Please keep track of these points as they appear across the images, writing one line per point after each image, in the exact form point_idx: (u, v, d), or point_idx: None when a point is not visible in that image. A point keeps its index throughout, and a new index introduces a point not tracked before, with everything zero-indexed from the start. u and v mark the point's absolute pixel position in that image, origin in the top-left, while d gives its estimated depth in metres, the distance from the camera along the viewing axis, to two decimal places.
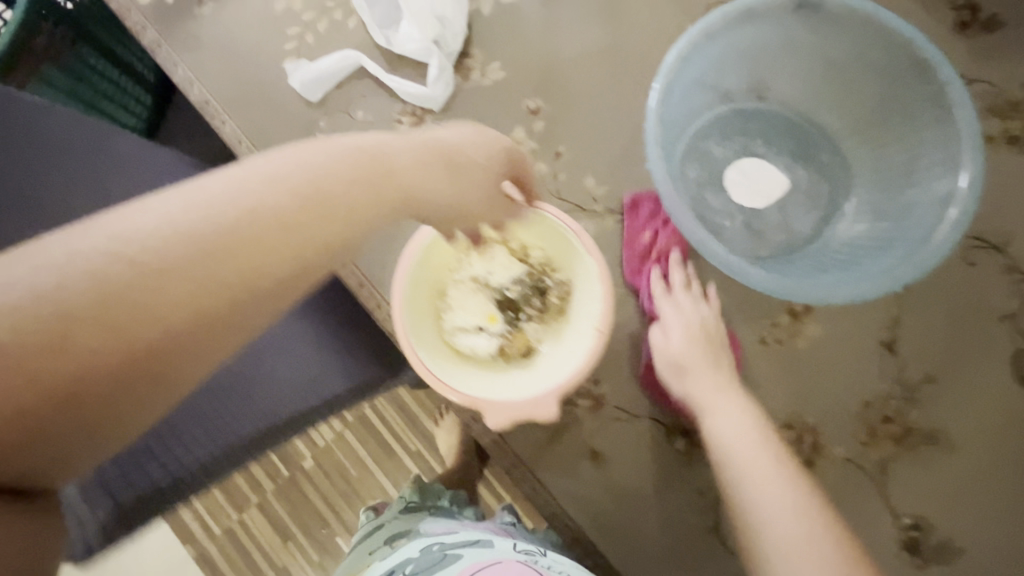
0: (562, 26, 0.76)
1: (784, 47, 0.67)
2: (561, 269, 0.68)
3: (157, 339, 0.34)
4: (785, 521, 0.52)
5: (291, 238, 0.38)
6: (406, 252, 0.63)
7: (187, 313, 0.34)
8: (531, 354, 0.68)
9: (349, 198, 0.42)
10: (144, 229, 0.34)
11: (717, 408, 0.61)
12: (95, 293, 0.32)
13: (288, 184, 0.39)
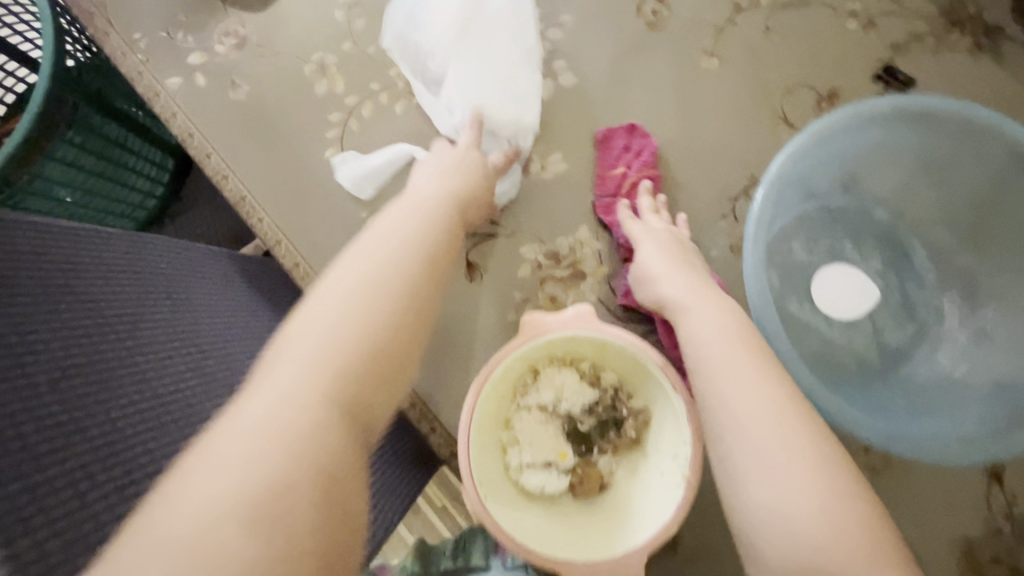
0: (628, 113, 0.71)
1: (889, 150, 0.60)
2: (637, 394, 0.60)
3: (340, 441, 0.36)
4: (788, 480, 0.41)
5: (408, 269, 0.46)
6: (474, 390, 0.55)
7: (352, 404, 0.38)
8: (605, 492, 0.59)
9: (418, 261, 0.46)
10: (278, 392, 0.36)
11: (695, 305, 0.52)
12: (282, 434, 0.35)
13: (381, 250, 0.46)
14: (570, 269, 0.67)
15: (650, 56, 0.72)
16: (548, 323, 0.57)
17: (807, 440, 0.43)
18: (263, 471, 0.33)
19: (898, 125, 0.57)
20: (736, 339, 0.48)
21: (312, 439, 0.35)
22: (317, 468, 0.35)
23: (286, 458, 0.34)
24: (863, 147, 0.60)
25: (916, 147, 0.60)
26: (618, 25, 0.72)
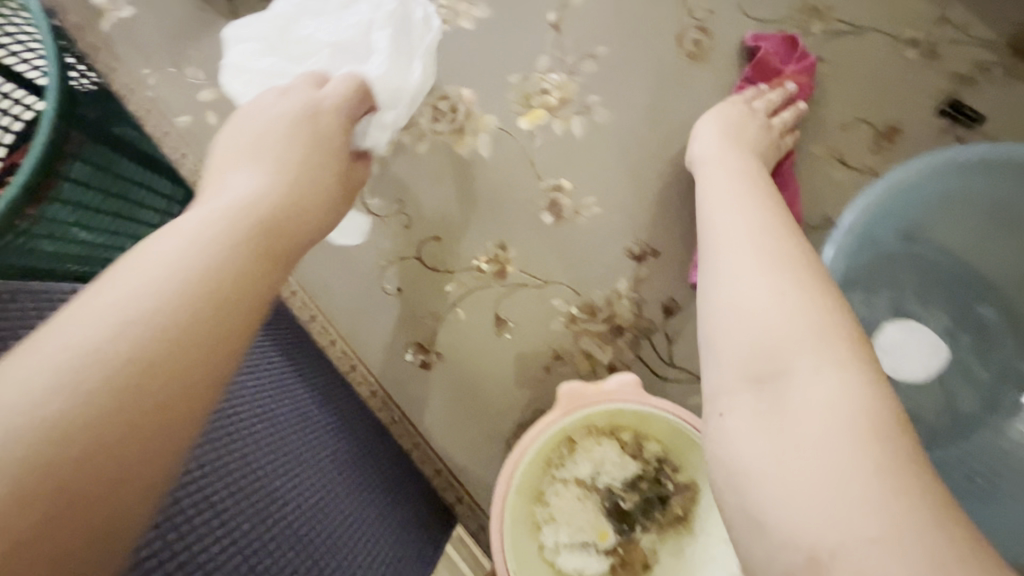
0: (667, 150, 0.65)
1: (964, 197, 0.54)
2: (683, 467, 0.54)
3: (177, 403, 0.24)
4: (769, 325, 0.30)
5: (290, 203, 0.32)
6: (505, 473, 0.50)
7: (206, 341, 0.25)
8: (650, 574, 0.54)
9: (299, 196, 0.33)
10: (97, 320, 0.23)
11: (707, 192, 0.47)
12: (77, 386, 0.22)
13: (255, 171, 0.32)
14: (606, 323, 0.63)
15: (691, 91, 0.67)
16: (588, 394, 0.52)
17: (813, 305, 0.31)
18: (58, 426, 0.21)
19: (980, 170, 0.51)
20: (766, 221, 0.38)
21: (134, 392, 0.23)
22: (108, 446, 0.22)
23: (70, 421, 0.21)
24: (937, 194, 0.54)
25: (995, 195, 0.53)
26: (656, 57, 0.67)
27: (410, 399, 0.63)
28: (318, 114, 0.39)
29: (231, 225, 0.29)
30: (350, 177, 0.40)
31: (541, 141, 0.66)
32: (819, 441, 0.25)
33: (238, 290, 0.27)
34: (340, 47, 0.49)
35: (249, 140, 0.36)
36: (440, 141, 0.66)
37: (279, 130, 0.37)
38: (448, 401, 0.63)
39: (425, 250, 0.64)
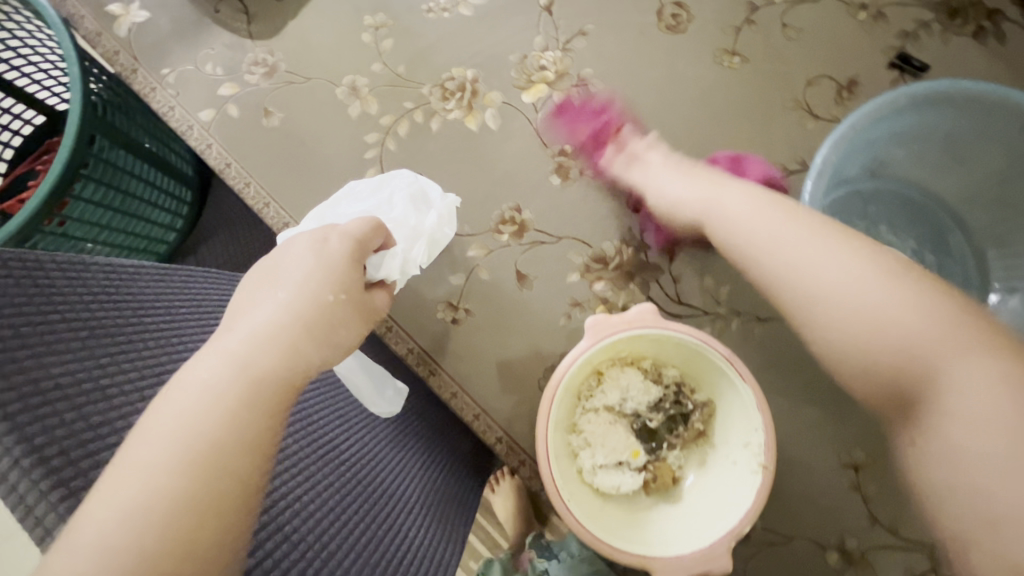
0: (659, 114, 0.73)
1: (916, 132, 0.63)
2: (700, 387, 0.61)
3: (225, 493, 0.30)
4: (864, 298, 0.45)
5: (302, 311, 0.39)
6: (548, 398, 0.55)
7: (238, 446, 0.31)
8: (676, 485, 0.60)
9: (310, 299, 0.40)
10: (179, 424, 0.31)
11: (723, 193, 0.56)
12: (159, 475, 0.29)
13: (285, 287, 0.40)
14: (617, 270, 0.68)
15: (673, 58, 0.74)
16: (613, 324, 0.57)
17: (924, 313, 0.44)
18: (152, 523, 0.28)
19: (926, 109, 0.60)
20: (799, 223, 0.50)
21: (192, 496, 0.29)
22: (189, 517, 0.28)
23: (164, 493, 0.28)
24: (893, 132, 0.62)
25: (941, 129, 0.62)
26: (640, 30, 0.74)
27: (441, 356, 0.67)
28: (328, 243, 0.45)
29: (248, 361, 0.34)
30: (363, 302, 0.45)
31: (545, 112, 0.72)
32: (966, 417, 0.40)
33: (251, 410, 0.32)
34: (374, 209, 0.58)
35: (276, 275, 0.42)
36: (450, 117, 0.72)
37: (291, 263, 0.42)
38: (478, 355, 0.67)
39: None
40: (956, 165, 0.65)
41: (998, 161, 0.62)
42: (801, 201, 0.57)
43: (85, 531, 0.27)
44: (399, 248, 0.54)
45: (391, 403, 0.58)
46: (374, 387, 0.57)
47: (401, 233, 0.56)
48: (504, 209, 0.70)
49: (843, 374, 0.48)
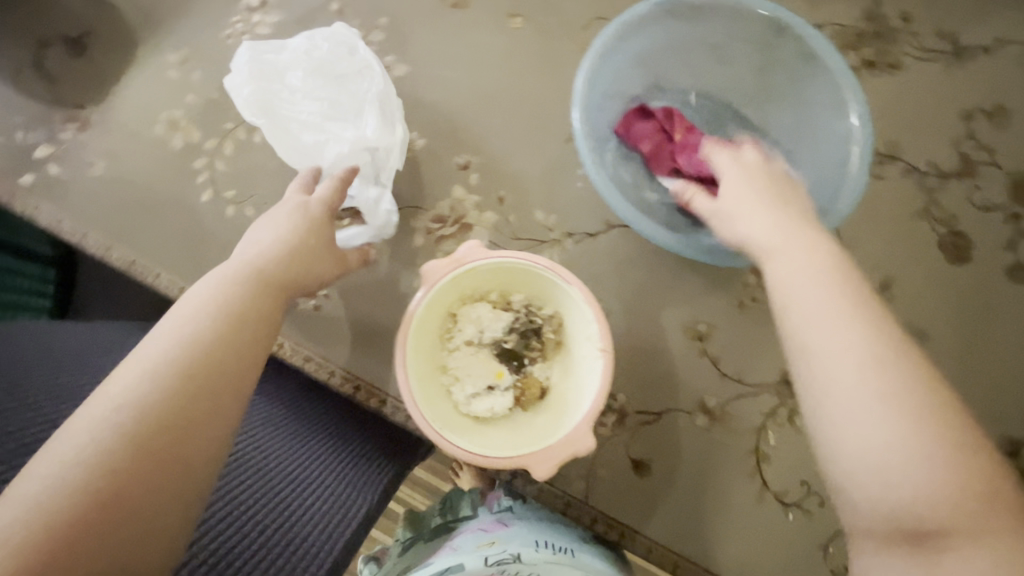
0: (463, 80, 0.79)
1: (676, 45, 0.74)
2: (544, 303, 0.67)
3: (186, 410, 0.39)
4: (885, 446, 0.39)
5: (291, 258, 0.54)
6: (399, 345, 0.59)
7: (210, 365, 0.41)
8: (546, 394, 0.66)
9: (293, 255, 0.54)
10: (157, 347, 0.41)
11: (778, 249, 0.53)
12: (141, 387, 0.38)
13: (268, 242, 0.54)
14: (457, 225, 0.75)
15: (464, 30, 0.81)
16: (445, 268, 0.62)
17: (932, 460, 0.38)
18: (121, 422, 0.37)
19: (672, 21, 0.72)
20: (837, 299, 0.46)
21: (170, 403, 0.39)
22: (158, 431, 0.37)
23: (143, 410, 0.38)
24: (655, 44, 0.73)
25: (696, 37, 0.74)
26: (429, 14, 0.81)
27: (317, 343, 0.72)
28: (309, 206, 0.59)
29: (225, 295, 0.47)
30: (333, 247, 0.60)
31: None
32: (901, 482, 0.38)
33: (230, 342, 0.44)
34: (337, 106, 0.70)
35: (260, 229, 0.56)
36: None
37: (280, 213, 0.58)
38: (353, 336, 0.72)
39: None
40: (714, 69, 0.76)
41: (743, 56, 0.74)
42: (576, 124, 0.65)
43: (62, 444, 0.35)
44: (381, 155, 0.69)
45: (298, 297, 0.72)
46: None
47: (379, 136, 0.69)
48: None
49: (847, 502, 0.41)
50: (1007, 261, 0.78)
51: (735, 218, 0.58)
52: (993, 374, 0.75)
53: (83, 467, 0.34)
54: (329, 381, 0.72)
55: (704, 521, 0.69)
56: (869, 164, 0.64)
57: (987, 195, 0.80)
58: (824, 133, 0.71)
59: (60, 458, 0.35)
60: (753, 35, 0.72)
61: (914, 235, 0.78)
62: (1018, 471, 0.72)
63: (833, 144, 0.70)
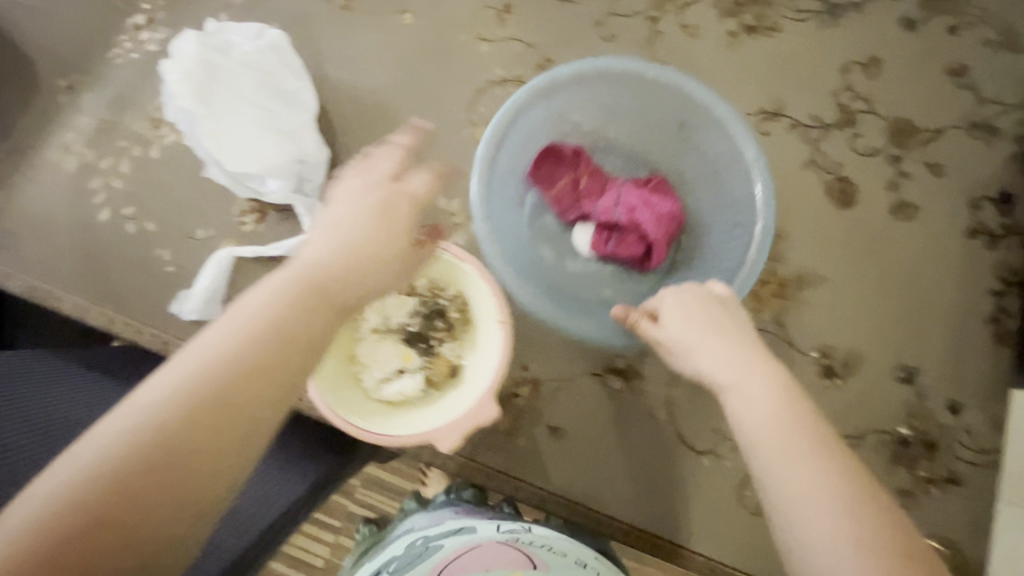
0: (356, 78, 0.81)
1: (584, 107, 0.73)
2: (448, 284, 0.69)
3: (191, 479, 0.31)
4: None
5: (383, 245, 0.47)
6: None
7: (205, 431, 0.32)
8: (457, 372, 0.68)
9: (373, 233, 0.47)
10: (150, 394, 0.32)
11: (739, 382, 0.46)
12: (118, 452, 0.30)
13: (348, 224, 0.47)
14: None
15: (353, 29, 0.82)
16: None
17: None
18: (91, 487, 0.29)
19: (576, 86, 0.70)
20: (788, 423, 0.42)
21: (236, 388, 0.33)
22: (147, 483, 0.30)
23: (119, 478, 0.29)
24: (561, 106, 0.72)
25: (607, 97, 0.72)
26: (316, 17, 0.82)
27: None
28: (398, 200, 0.51)
29: (279, 311, 0.37)
30: (409, 250, 0.51)
31: None
32: None
33: (277, 368, 0.35)
34: (270, 118, 0.67)
35: (352, 189, 0.50)
36: (166, 140, 0.75)
37: (371, 186, 0.51)
38: None
39: (189, 228, 0.73)
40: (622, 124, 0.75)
41: (647, 112, 0.73)
42: (473, 193, 0.66)
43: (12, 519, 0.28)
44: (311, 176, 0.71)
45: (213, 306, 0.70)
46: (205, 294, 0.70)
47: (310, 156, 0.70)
48: (242, 202, 0.74)
49: None
50: (891, 202, 0.82)
51: (690, 350, 0.51)
52: (889, 308, 0.78)
53: (63, 503, 0.28)
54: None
55: (623, 477, 0.71)
56: (769, 239, 0.64)
57: (868, 142, 0.84)
58: (737, 187, 0.69)
59: (2, 516, 0.29)
60: (662, 95, 0.71)
61: (804, 185, 0.82)
62: (918, 397, 0.75)
63: (740, 232, 0.68)
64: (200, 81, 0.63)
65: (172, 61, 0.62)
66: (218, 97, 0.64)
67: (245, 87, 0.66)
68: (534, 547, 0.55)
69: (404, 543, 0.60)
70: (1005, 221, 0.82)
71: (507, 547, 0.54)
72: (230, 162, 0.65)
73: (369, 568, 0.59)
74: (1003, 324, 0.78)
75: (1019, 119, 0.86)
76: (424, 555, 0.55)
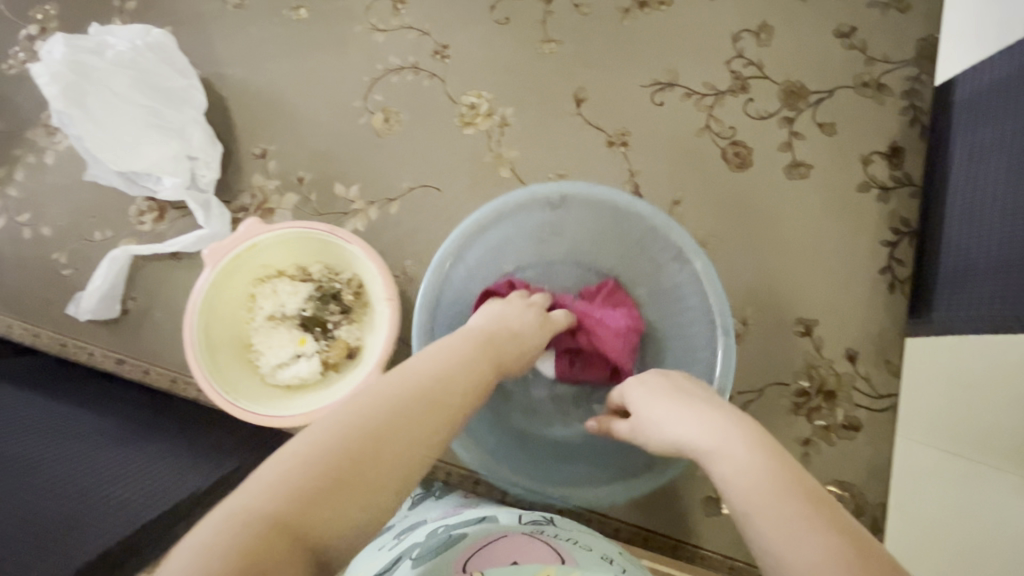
0: (250, 75, 0.82)
1: (531, 231, 0.76)
2: (342, 269, 0.71)
3: (347, 499, 0.33)
4: None
5: (508, 343, 0.55)
6: (184, 325, 0.62)
7: (380, 455, 0.36)
8: (354, 353, 0.69)
9: (509, 344, 0.55)
10: (328, 422, 0.37)
11: (716, 440, 0.43)
12: (295, 469, 0.33)
13: (475, 334, 0.53)
14: (260, 211, 0.78)
15: (245, 27, 0.83)
16: (226, 246, 0.64)
17: None
18: (276, 487, 0.32)
19: (518, 213, 0.73)
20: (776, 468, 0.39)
21: (411, 420, 0.39)
22: (328, 487, 0.33)
23: (291, 490, 0.32)
24: (507, 233, 0.75)
25: (549, 220, 0.75)
26: (208, 15, 0.83)
27: (121, 346, 0.74)
28: (533, 314, 0.62)
29: (446, 373, 0.45)
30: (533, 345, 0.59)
31: None
32: None
33: (416, 424, 0.39)
34: (153, 118, 0.68)
35: (488, 318, 0.58)
36: (60, 146, 0.76)
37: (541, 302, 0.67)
38: (162, 335, 0.74)
39: (87, 230, 0.74)
40: (578, 235, 0.77)
41: (598, 223, 0.75)
42: (419, 317, 0.69)
43: (198, 531, 0.30)
44: (206, 173, 0.72)
45: (111, 306, 0.73)
46: (102, 295, 0.72)
47: (201, 152, 0.71)
48: (139, 202, 0.75)
49: None
50: (785, 162, 0.83)
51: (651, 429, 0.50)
52: (785, 263, 0.80)
53: (275, 476, 0.33)
54: (145, 378, 0.75)
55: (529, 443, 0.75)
56: (730, 367, 0.65)
57: (761, 106, 0.86)
58: (692, 300, 0.71)
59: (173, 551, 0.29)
60: (600, 209, 0.73)
61: (699, 150, 0.83)
62: (815, 349, 0.77)
63: (699, 321, 0.71)
64: (70, 82, 0.63)
65: (40, 65, 0.63)
66: (90, 96, 0.64)
67: (119, 84, 0.66)
68: (563, 543, 0.60)
69: (425, 531, 0.64)
70: (895, 173, 0.84)
71: (538, 543, 0.59)
72: (108, 158, 0.66)
73: (388, 552, 0.62)
74: (893, 272, 0.81)
75: (903, 75, 0.88)
76: (449, 542, 0.59)
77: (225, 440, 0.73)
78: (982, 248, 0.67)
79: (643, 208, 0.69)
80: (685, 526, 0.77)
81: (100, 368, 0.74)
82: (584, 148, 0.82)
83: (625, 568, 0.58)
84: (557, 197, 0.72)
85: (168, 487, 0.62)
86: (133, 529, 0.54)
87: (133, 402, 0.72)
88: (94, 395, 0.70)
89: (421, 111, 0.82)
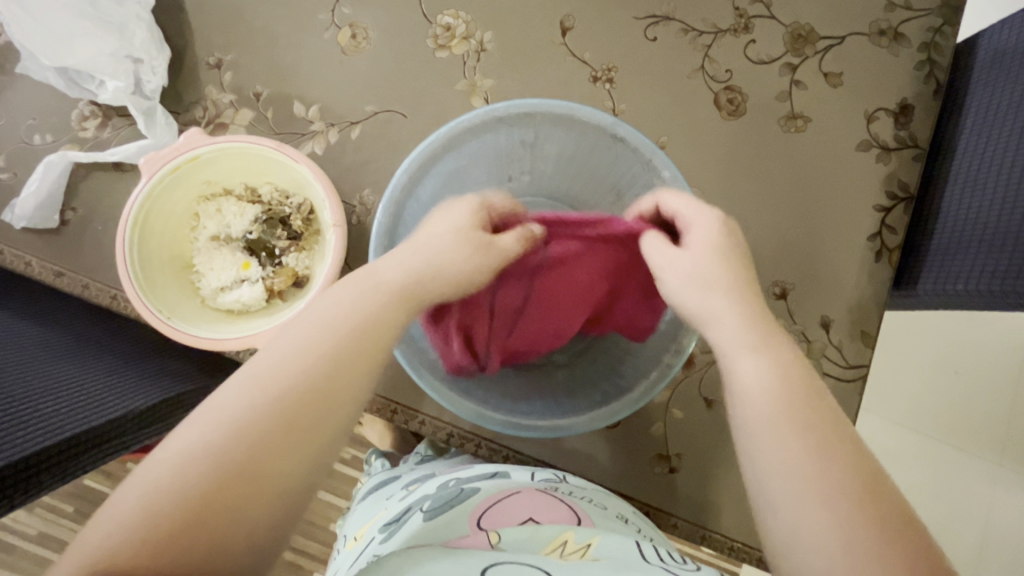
0: None
1: (490, 155, 0.67)
2: (291, 192, 0.67)
3: (228, 499, 0.35)
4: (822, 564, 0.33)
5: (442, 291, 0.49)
6: (118, 238, 0.58)
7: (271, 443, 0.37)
8: (300, 283, 0.66)
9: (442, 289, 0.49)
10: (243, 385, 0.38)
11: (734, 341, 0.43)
12: (204, 451, 0.35)
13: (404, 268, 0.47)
14: (212, 126, 0.74)
15: None
16: (166, 156, 0.60)
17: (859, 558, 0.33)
18: (173, 485, 0.34)
19: (481, 133, 0.64)
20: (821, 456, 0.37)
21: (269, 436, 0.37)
22: (215, 487, 0.35)
23: (181, 482, 0.34)
24: (464, 159, 0.66)
25: (514, 146, 0.67)
26: None
27: (60, 258, 0.71)
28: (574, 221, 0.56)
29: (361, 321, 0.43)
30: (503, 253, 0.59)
31: None
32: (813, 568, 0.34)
33: (307, 403, 0.38)
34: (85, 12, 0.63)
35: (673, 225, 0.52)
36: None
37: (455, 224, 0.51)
38: (103, 253, 0.71)
39: (26, 133, 0.70)
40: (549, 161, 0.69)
41: (567, 148, 0.67)
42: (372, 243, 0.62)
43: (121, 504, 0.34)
44: (150, 80, 0.67)
45: (46, 217, 0.70)
46: (40, 205, 0.69)
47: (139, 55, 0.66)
48: (82, 106, 0.70)
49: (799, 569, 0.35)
50: (780, 112, 0.77)
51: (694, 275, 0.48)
52: (764, 219, 0.77)
53: (180, 462, 0.35)
54: (86, 294, 0.72)
55: None
56: None
57: (763, 49, 0.78)
58: None
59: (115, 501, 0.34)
60: (574, 130, 0.64)
61: (689, 92, 0.77)
62: (788, 314, 0.76)
63: None
64: None
65: None
66: None
67: None
68: (576, 500, 0.59)
69: (435, 484, 0.62)
70: (900, 133, 0.77)
71: (555, 500, 0.57)
72: (39, 50, 0.63)
73: (398, 503, 0.61)
74: (882, 239, 0.76)
75: (924, 25, 0.78)
76: (461, 496, 0.57)
77: (168, 365, 0.70)
78: (979, 219, 0.62)
79: (627, 132, 0.61)
80: (667, 495, 0.71)
81: (39, 281, 0.71)
82: (566, 83, 0.77)
83: (640, 527, 0.59)
84: (525, 115, 0.63)
85: (105, 401, 0.59)
86: (51, 442, 0.52)
87: (77, 316, 0.70)
88: (47, 308, 0.68)
89: (391, 29, 0.75)
